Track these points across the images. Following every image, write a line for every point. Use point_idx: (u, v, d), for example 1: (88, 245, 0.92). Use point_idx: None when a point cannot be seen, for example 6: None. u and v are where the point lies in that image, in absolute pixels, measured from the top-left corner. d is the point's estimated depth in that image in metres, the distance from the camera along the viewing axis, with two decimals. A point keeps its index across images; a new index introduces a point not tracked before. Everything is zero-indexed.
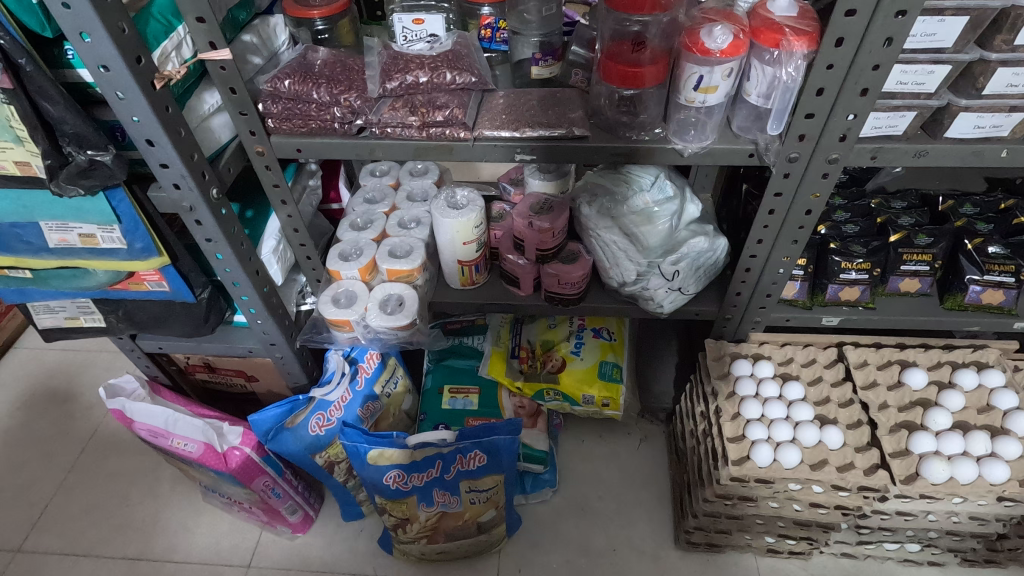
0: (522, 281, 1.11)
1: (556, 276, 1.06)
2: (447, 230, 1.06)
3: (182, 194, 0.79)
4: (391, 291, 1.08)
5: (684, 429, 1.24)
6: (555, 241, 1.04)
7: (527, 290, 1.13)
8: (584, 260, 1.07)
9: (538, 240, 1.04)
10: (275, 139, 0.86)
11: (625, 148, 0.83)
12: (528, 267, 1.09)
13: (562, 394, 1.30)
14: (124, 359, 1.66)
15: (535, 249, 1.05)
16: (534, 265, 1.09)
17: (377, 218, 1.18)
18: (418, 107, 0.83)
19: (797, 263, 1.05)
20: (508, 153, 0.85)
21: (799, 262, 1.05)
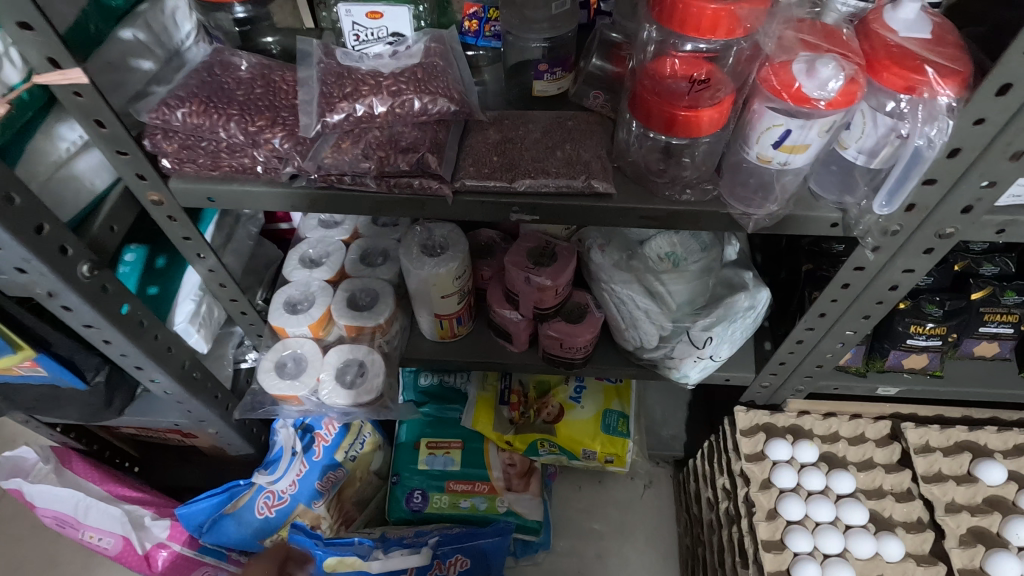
0: (515, 337, 0.89)
1: (559, 339, 0.85)
2: (421, 282, 0.83)
3: (33, 279, 0.55)
4: (349, 355, 0.86)
5: (701, 494, 1.08)
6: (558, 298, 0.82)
7: (522, 345, 0.91)
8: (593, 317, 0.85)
9: (536, 296, 0.81)
10: (175, 185, 0.61)
11: (662, 211, 0.60)
12: (524, 323, 0.87)
13: (560, 448, 1.11)
14: None
15: (533, 304, 0.83)
16: (530, 321, 0.87)
17: (335, 251, 0.94)
18: (374, 149, 0.59)
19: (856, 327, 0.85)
20: (502, 210, 0.62)
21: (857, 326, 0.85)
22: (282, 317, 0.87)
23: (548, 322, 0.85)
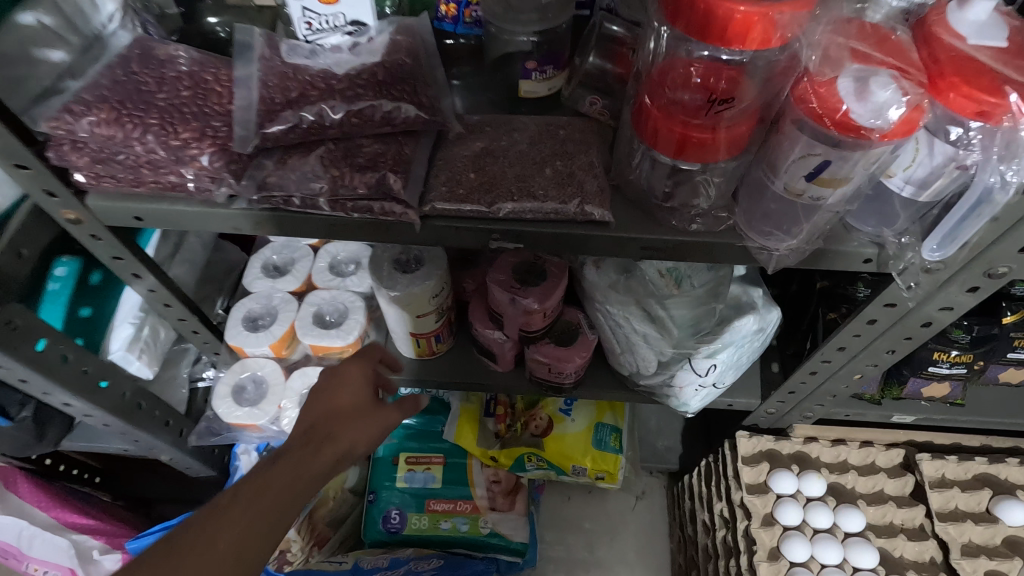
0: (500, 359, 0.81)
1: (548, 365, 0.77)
2: (390, 301, 0.74)
3: None
4: (314, 378, 0.78)
5: (697, 515, 1.02)
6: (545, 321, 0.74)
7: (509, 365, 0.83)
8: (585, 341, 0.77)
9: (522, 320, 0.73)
10: (92, 203, 0.52)
11: (667, 243, 0.51)
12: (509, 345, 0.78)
13: (547, 463, 1.04)
14: None
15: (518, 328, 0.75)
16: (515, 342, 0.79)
17: (301, 256, 0.86)
18: (326, 166, 0.49)
19: None
20: (480, 238, 0.53)
21: None
22: (239, 335, 0.78)
23: (536, 346, 0.77)
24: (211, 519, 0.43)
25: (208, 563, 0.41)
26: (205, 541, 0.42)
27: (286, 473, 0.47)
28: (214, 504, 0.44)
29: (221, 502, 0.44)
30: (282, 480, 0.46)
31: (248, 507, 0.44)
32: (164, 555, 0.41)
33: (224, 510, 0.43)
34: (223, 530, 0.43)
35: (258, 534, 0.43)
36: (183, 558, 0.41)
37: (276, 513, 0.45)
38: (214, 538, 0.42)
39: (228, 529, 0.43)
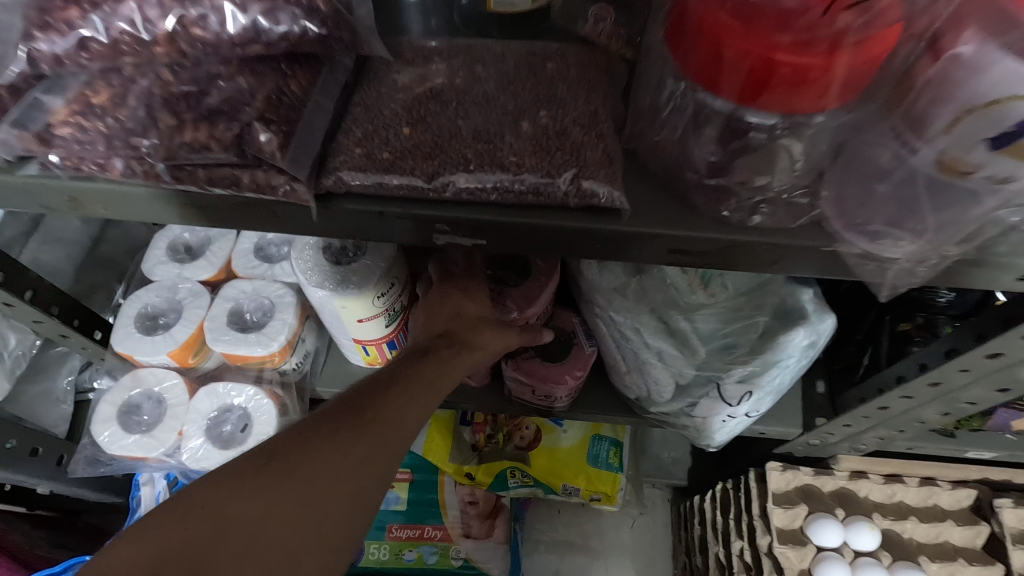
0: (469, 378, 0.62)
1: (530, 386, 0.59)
2: (326, 305, 0.55)
3: None
4: (227, 399, 0.60)
5: (709, 547, 0.86)
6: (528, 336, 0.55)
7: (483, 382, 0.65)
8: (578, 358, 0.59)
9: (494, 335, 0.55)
10: None
11: (711, 244, 0.32)
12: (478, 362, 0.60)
13: (534, 480, 0.88)
14: None
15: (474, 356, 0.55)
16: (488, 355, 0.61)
17: (218, 236, 0.67)
18: (156, 108, 0.30)
19: None
20: (419, 231, 0.34)
21: None
22: (129, 340, 0.60)
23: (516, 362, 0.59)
24: (391, 396, 0.39)
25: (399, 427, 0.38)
26: (393, 415, 0.38)
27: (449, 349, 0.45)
28: (390, 384, 0.40)
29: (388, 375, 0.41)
30: (457, 361, 0.45)
31: (426, 392, 0.41)
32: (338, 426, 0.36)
33: (403, 394, 0.40)
34: (404, 406, 0.39)
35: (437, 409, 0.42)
36: (370, 418, 0.37)
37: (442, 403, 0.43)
38: (396, 405, 0.38)
39: (410, 410, 0.39)
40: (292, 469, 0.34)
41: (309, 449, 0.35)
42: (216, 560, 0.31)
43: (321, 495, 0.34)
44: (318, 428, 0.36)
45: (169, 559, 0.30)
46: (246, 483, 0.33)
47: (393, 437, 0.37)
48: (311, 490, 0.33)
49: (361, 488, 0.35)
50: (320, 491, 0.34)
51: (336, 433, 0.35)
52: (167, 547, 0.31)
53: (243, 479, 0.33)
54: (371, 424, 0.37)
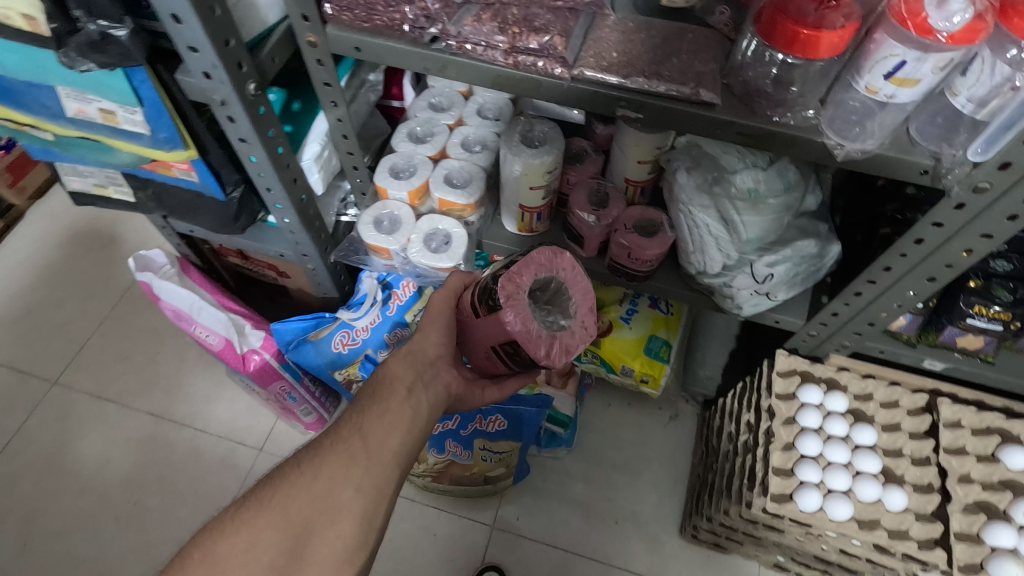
0: (525, 350, 0.70)
1: (523, 299, 0.69)
2: (515, 170, 0.90)
3: (213, 85, 0.66)
4: (439, 224, 0.96)
5: (722, 428, 1.16)
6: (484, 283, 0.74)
7: (548, 356, 0.70)
8: (543, 252, 0.73)
9: (468, 322, 0.76)
10: (332, 30, 0.70)
11: (758, 130, 0.64)
12: (496, 339, 0.72)
13: (600, 360, 1.21)
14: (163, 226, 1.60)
15: (444, 384, 0.78)
16: (495, 334, 0.72)
17: (439, 131, 1.04)
18: (510, 24, 0.66)
19: (980, 311, 0.85)
20: (609, 104, 0.68)
21: (980, 309, 0.85)
22: (386, 180, 0.96)
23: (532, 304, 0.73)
24: (346, 429, 0.73)
25: (349, 442, 0.72)
26: (353, 432, 0.73)
27: (388, 367, 0.78)
28: (352, 411, 0.75)
29: (351, 416, 0.75)
30: (399, 372, 0.77)
31: (370, 418, 0.73)
32: (316, 456, 0.71)
33: (361, 417, 0.74)
34: (362, 424, 0.73)
35: (390, 418, 0.73)
36: (330, 449, 0.71)
37: (397, 416, 0.74)
38: (347, 435, 0.72)
39: (360, 435, 0.72)
40: (289, 488, 0.69)
41: (301, 474, 0.70)
42: (255, 536, 0.67)
43: (304, 501, 0.68)
44: (307, 461, 0.71)
45: (233, 535, 0.67)
46: (263, 501, 0.69)
47: (346, 459, 0.71)
48: (299, 498, 0.69)
49: (328, 491, 0.69)
50: (303, 497, 0.69)
51: (315, 458, 0.71)
52: (235, 530, 0.67)
53: (256, 495, 0.70)
54: (330, 454, 0.71)
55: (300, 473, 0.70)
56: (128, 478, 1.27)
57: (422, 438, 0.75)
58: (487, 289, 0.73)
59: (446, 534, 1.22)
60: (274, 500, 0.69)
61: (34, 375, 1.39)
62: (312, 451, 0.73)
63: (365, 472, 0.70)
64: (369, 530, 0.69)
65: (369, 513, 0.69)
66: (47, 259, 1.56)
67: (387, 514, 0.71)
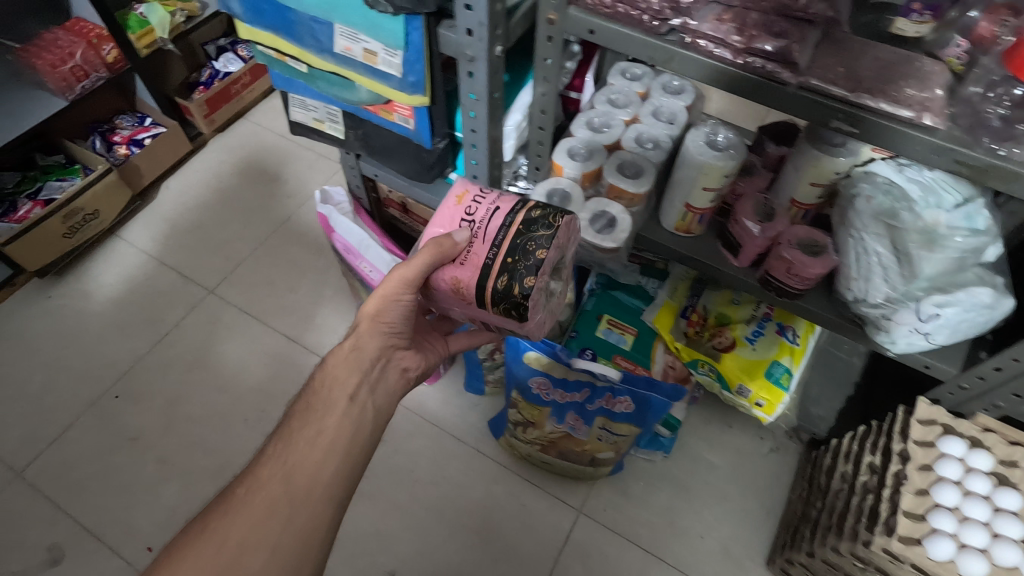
0: (527, 334, 0.79)
1: (542, 300, 0.73)
2: (695, 168, 0.94)
3: (471, 42, 0.75)
4: (606, 208, 1.01)
5: (833, 467, 1.14)
6: (498, 279, 0.71)
7: (541, 332, 0.81)
8: (560, 232, 0.73)
9: (452, 301, 0.77)
10: (574, 12, 0.79)
11: (978, 160, 0.65)
12: (500, 325, 0.77)
13: (716, 375, 1.23)
14: (321, 174, 1.77)
15: (397, 370, 0.84)
16: (501, 320, 0.75)
17: (616, 125, 1.11)
18: (748, 27, 0.70)
19: None
20: (826, 115, 0.70)
21: None
22: (563, 158, 1.03)
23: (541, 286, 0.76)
24: (269, 466, 0.70)
25: (273, 473, 0.69)
26: (275, 466, 0.70)
27: (322, 383, 0.78)
28: (274, 440, 0.73)
29: (274, 450, 0.72)
30: (339, 380, 0.78)
31: (297, 449, 0.72)
32: (232, 503, 0.68)
33: (287, 449, 0.72)
34: (287, 459, 0.71)
35: (323, 443, 0.73)
36: (249, 491, 0.68)
37: (331, 439, 0.74)
38: (269, 473, 0.70)
39: (286, 470, 0.70)
40: (199, 548, 0.64)
41: (215, 529, 0.66)
42: None
43: (218, 560, 0.64)
44: (220, 511, 0.67)
45: None
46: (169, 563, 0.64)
47: (268, 503, 0.68)
48: (212, 558, 0.64)
49: (248, 543, 0.65)
50: (217, 556, 0.64)
51: (230, 506, 0.67)
52: None
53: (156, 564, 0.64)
54: (250, 498, 0.68)
55: (218, 512, 0.67)
56: (259, 387, 1.40)
57: (361, 455, 0.76)
58: (500, 283, 0.71)
59: (534, 506, 1.26)
60: (182, 564, 0.63)
61: (194, 281, 1.56)
62: (225, 497, 0.69)
63: (296, 502, 0.69)
64: (307, 558, 0.68)
65: (298, 558, 0.67)
66: (219, 184, 1.76)
67: (320, 556, 0.70)
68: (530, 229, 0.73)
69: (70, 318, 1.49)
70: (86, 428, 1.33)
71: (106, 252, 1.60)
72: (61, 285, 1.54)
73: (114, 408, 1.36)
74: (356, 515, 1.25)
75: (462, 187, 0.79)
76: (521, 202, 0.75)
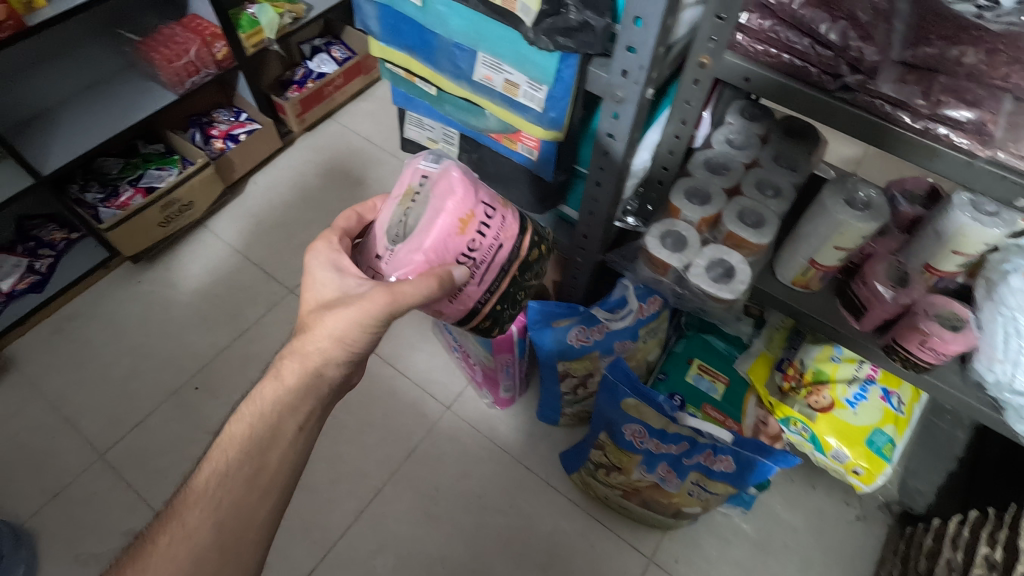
0: None
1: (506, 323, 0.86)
2: (829, 226, 0.88)
3: (624, 83, 0.72)
4: (724, 257, 0.96)
5: (935, 551, 1.06)
6: (484, 317, 0.78)
7: None
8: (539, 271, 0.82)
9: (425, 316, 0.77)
10: (731, 58, 0.74)
11: None
12: None
13: (810, 435, 1.15)
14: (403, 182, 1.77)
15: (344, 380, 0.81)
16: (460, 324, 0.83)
17: (735, 167, 1.06)
18: (935, 91, 0.64)
19: None
20: (1013, 192, 0.63)
21: None
22: (681, 200, 0.99)
23: None
24: (204, 506, 0.68)
25: (205, 520, 0.67)
26: (206, 507, 0.68)
27: (272, 410, 0.73)
28: (205, 472, 0.70)
29: (210, 486, 0.69)
30: (288, 408, 0.73)
31: (236, 487, 0.69)
32: (167, 541, 0.66)
33: (223, 484, 0.69)
34: (220, 497, 0.68)
35: (262, 480, 0.70)
36: (181, 534, 0.66)
37: (271, 475, 0.71)
38: (205, 511, 0.67)
39: (222, 511, 0.68)
40: None
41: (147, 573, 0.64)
42: None
43: None
44: (151, 551, 0.65)
45: None
46: None
47: (205, 545, 0.66)
48: None
49: None
50: None
51: (161, 547, 0.65)
52: None
53: None
54: (181, 541, 0.66)
55: (143, 558, 0.65)
56: None
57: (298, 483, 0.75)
58: (483, 321, 0.79)
59: (603, 549, 1.22)
60: None
61: (275, 279, 1.58)
62: (158, 536, 0.66)
63: (228, 547, 0.67)
64: None
65: None
66: (304, 184, 1.78)
67: None
68: (522, 273, 0.78)
69: (156, 305, 1.52)
70: (165, 417, 1.36)
71: (194, 242, 1.64)
72: (151, 272, 1.58)
73: (194, 399, 1.38)
74: (421, 535, 1.23)
75: (469, 208, 0.68)
76: (520, 237, 0.75)
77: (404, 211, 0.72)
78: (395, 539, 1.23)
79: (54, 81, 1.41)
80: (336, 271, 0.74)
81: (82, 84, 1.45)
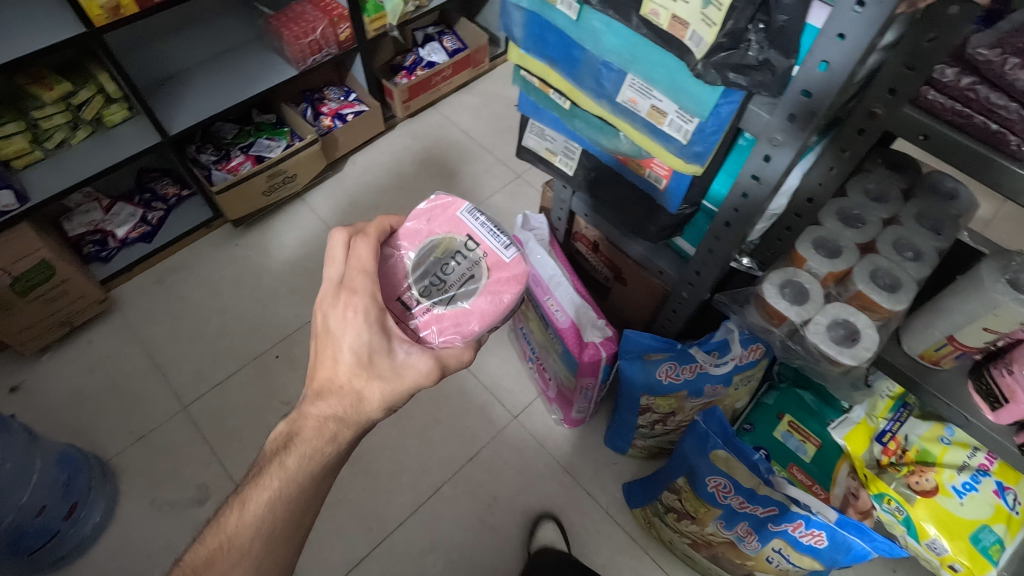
0: None
1: None
2: (983, 304, 0.79)
3: (787, 126, 0.67)
4: (850, 318, 0.88)
5: None
6: None
7: None
8: None
9: None
10: (908, 111, 0.67)
11: None
12: None
13: (903, 516, 1.06)
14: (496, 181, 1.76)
15: None
16: None
17: (871, 221, 0.97)
18: None
19: None
20: None
21: None
22: (808, 250, 0.93)
23: None
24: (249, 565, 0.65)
25: None
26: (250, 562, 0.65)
27: (314, 464, 0.71)
28: (245, 523, 0.67)
29: (257, 543, 0.66)
30: (330, 465, 0.72)
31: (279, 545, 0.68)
32: None
33: (267, 543, 0.67)
34: (262, 554, 0.66)
35: (296, 538, 0.70)
36: None
37: (301, 533, 0.71)
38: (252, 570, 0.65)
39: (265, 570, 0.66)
40: None
41: None
42: None
43: None
44: None
45: None
46: None
47: None
48: None
49: None
50: None
51: None
52: None
53: None
54: None
55: None
56: None
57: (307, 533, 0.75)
58: None
59: None
60: None
61: None
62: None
63: None
64: None
65: None
66: (401, 169, 1.80)
67: None
68: None
69: (250, 270, 1.58)
70: (246, 380, 1.41)
71: (290, 213, 1.69)
72: (248, 237, 1.64)
73: (274, 367, 1.43)
74: (474, 543, 1.22)
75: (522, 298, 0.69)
76: None
77: (444, 266, 0.68)
78: (449, 541, 1.22)
79: (190, 46, 1.47)
80: (385, 332, 0.65)
81: (214, 51, 1.52)
